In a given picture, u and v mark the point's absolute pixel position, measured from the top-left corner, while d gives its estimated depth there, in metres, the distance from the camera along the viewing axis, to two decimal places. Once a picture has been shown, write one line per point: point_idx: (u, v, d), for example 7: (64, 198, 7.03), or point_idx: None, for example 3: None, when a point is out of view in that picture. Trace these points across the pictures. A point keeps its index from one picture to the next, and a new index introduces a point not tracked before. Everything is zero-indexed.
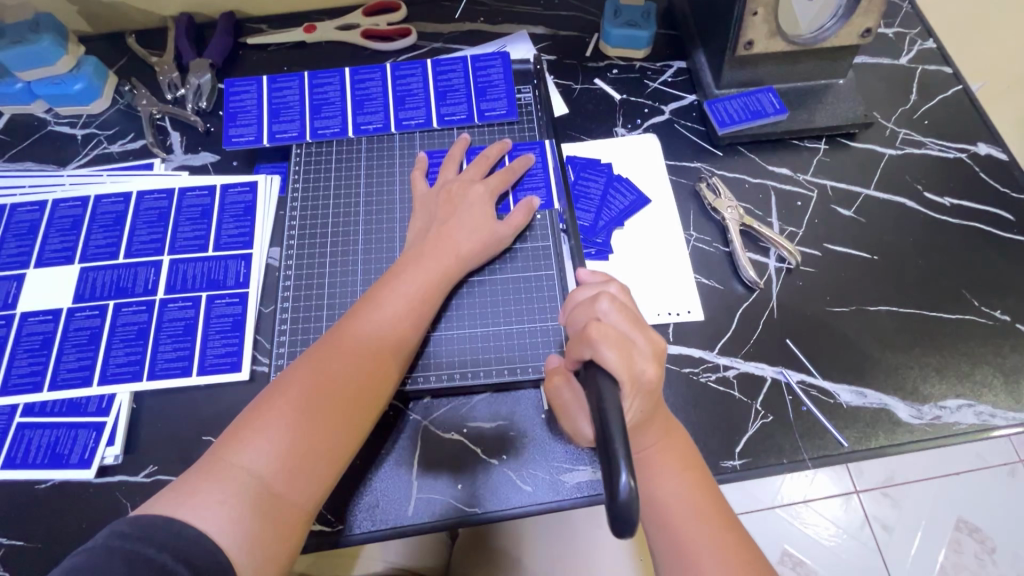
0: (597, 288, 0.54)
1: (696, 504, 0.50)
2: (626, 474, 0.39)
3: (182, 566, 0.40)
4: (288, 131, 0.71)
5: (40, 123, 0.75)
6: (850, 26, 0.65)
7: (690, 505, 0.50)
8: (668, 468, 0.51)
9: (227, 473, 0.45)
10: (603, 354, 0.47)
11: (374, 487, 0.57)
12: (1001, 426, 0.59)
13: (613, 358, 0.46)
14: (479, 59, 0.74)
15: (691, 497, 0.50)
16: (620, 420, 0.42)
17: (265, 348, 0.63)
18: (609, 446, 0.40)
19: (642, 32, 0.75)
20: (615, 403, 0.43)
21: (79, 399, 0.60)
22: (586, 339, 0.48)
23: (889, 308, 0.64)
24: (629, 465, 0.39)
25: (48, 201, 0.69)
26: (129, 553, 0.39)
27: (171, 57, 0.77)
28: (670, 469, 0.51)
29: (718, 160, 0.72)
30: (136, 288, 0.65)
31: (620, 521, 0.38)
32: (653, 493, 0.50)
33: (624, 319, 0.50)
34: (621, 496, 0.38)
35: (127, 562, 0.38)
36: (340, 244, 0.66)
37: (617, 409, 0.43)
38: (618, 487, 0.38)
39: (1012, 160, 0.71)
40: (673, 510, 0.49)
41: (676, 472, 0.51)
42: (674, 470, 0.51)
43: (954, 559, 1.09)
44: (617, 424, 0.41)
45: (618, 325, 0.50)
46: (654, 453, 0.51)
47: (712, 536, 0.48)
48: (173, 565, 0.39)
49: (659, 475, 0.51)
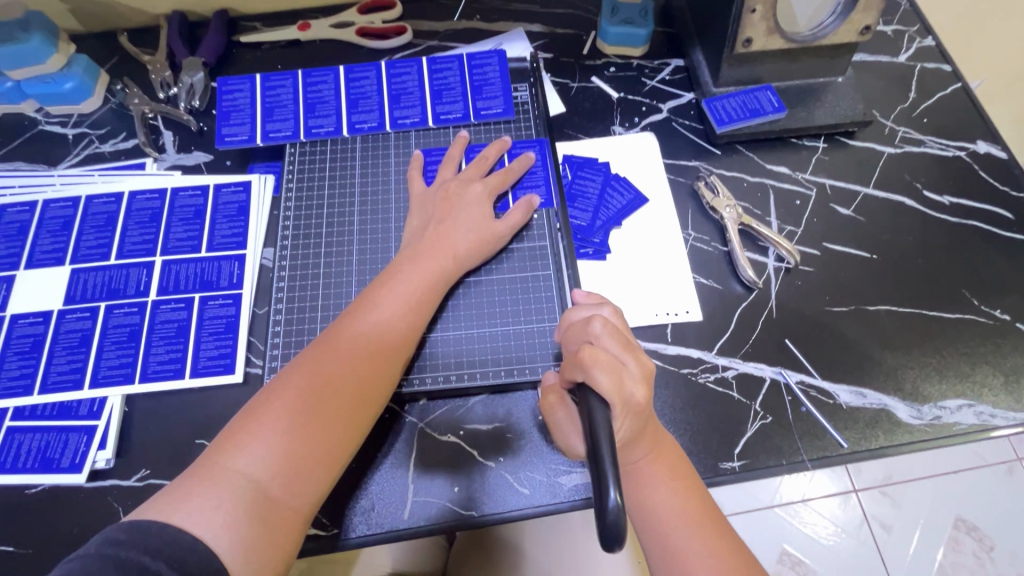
0: (592, 310, 0.54)
1: (688, 510, 0.49)
2: (614, 490, 0.39)
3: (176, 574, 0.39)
4: (282, 130, 0.70)
5: (31, 122, 0.74)
6: (850, 23, 0.64)
7: (682, 511, 0.49)
8: (659, 476, 0.50)
9: (222, 477, 0.44)
10: (595, 376, 0.46)
11: (370, 490, 0.56)
12: (1002, 426, 0.58)
13: (605, 380, 0.46)
14: (475, 57, 0.73)
15: (682, 504, 0.50)
16: (610, 437, 0.42)
17: (258, 349, 0.63)
18: (597, 466, 0.40)
19: (639, 30, 0.75)
20: (606, 421, 0.43)
21: (70, 403, 0.59)
22: (578, 363, 0.47)
23: (888, 307, 0.64)
24: (617, 480, 0.39)
25: (38, 201, 0.68)
26: (121, 560, 0.38)
27: (163, 56, 0.76)
28: (660, 477, 0.50)
29: (716, 159, 0.72)
30: (128, 289, 0.64)
31: (609, 539, 0.37)
32: (644, 502, 0.50)
33: (615, 342, 0.50)
34: (609, 510, 0.38)
35: (119, 569, 0.37)
36: (335, 244, 0.65)
37: (608, 431, 0.42)
38: (606, 501, 0.38)
39: (1011, 158, 0.71)
40: (666, 519, 0.49)
41: (666, 480, 0.50)
42: (664, 478, 0.50)
43: (952, 558, 1.09)
44: (607, 442, 0.41)
45: (610, 348, 0.50)
46: (645, 462, 0.51)
47: (705, 543, 0.48)
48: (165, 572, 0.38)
49: (649, 483, 0.50)
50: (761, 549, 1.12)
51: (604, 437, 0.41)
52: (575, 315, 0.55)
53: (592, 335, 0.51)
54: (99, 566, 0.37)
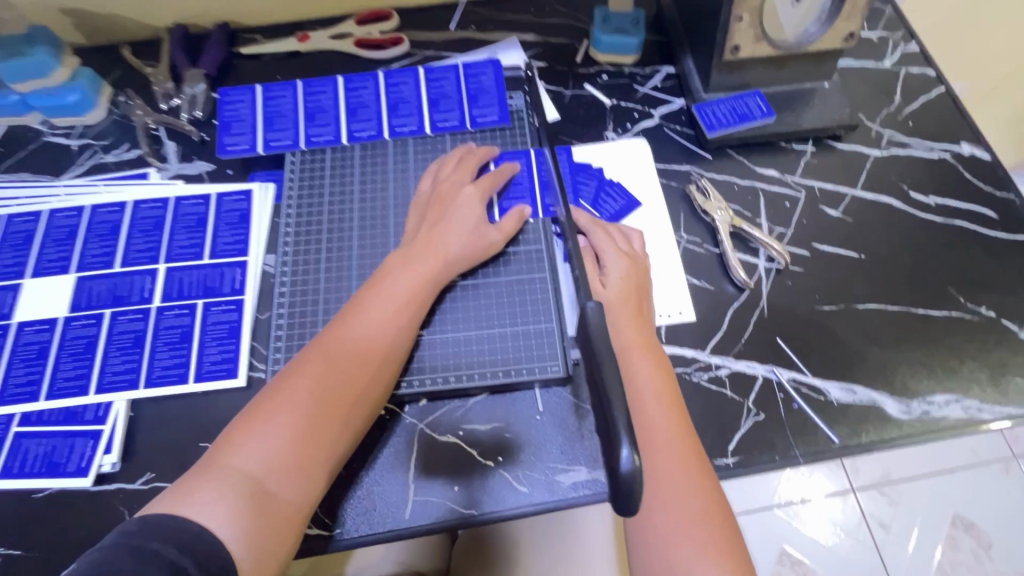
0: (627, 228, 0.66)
1: (660, 388, 0.53)
2: (627, 447, 0.36)
3: (187, 558, 0.40)
4: (282, 139, 0.71)
5: (36, 133, 0.75)
6: (834, 30, 0.66)
7: (657, 395, 0.53)
8: (653, 405, 0.52)
9: (222, 473, 0.46)
10: (609, 262, 0.61)
11: (370, 490, 0.57)
12: (989, 420, 0.60)
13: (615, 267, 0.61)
14: (471, 66, 0.75)
15: (658, 382, 0.54)
16: (620, 389, 0.38)
17: (261, 354, 0.64)
18: (609, 420, 0.37)
19: (630, 38, 0.76)
20: (616, 378, 0.39)
21: (76, 408, 0.60)
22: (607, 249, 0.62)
23: (877, 306, 0.65)
24: (630, 436, 0.36)
25: (43, 211, 0.69)
26: (135, 548, 0.39)
27: (166, 68, 0.78)
28: (646, 359, 0.55)
29: (707, 163, 0.73)
30: (132, 296, 0.65)
31: (623, 498, 0.35)
32: (640, 424, 0.51)
33: (633, 250, 0.63)
34: (622, 469, 0.35)
35: (134, 553, 0.39)
36: (335, 251, 0.66)
37: (609, 353, 0.41)
38: (618, 461, 0.35)
39: (994, 159, 0.73)
40: (645, 389, 0.53)
41: (649, 361, 0.55)
42: (649, 362, 0.55)
43: (951, 556, 1.10)
44: (618, 399, 0.38)
45: (619, 290, 0.59)
46: (647, 386, 0.53)
47: (671, 419, 0.52)
48: (177, 557, 0.40)
49: (634, 360, 0.55)
50: (761, 551, 1.13)
51: (613, 395, 0.38)
52: (598, 238, 0.63)
53: (614, 267, 0.61)
54: (113, 551, 0.39)
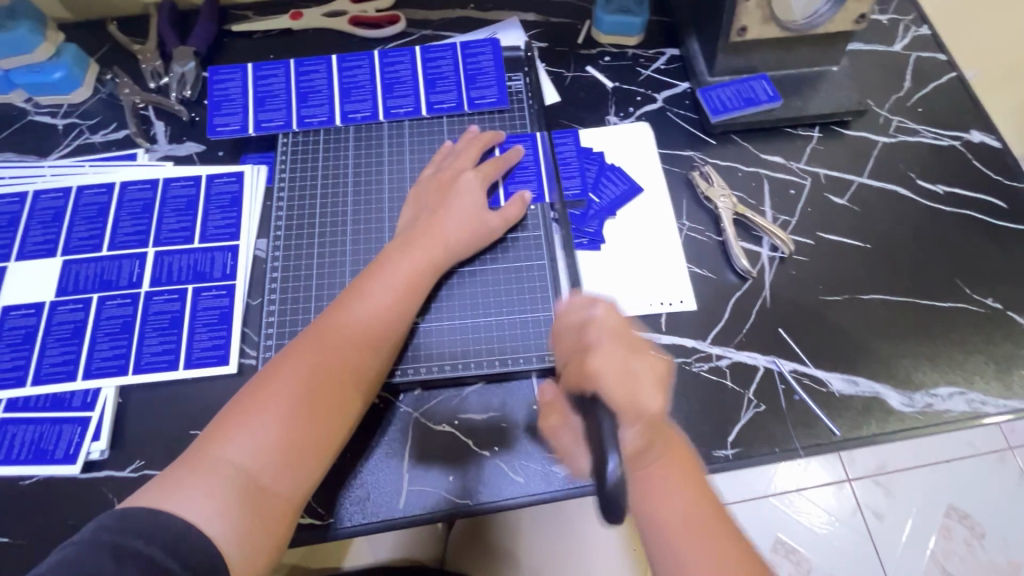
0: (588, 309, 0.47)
1: (689, 511, 0.46)
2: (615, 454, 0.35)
3: (171, 558, 0.38)
4: (274, 120, 0.69)
5: (20, 112, 0.73)
6: (844, 12, 0.64)
7: (691, 524, 0.46)
8: (655, 470, 0.47)
9: (211, 467, 0.44)
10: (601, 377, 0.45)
11: (363, 479, 0.56)
12: (992, 414, 0.59)
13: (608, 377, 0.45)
14: (469, 45, 0.73)
15: (685, 506, 0.46)
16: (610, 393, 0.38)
17: (253, 340, 0.62)
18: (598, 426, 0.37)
19: (633, 18, 0.74)
20: None
21: (63, 395, 0.59)
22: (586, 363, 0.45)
23: (881, 297, 0.64)
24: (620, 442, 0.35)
25: (28, 192, 0.67)
26: (116, 545, 0.37)
27: (154, 45, 0.75)
28: (669, 483, 0.47)
29: (712, 148, 0.71)
30: (120, 280, 0.63)
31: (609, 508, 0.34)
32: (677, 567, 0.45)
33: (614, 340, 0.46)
34: (609, 478, 0.34)
35: (116, 554, 0.37)
36: (329, 236, 0.65)
37: None
38: (604, 468, 0.34)
39: (1005, 147, 0.71)
40: (673, 523, 0.46)
41: (673, 484, 0.47)
42: (673, 485, 0.47)
43: (943, 545, 1.10)
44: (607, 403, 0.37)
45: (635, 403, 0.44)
46: (676, 520, 0.46)
47: (709, 548, 0.45)
48: (162, 559, 0.38)
49: (655, 491, 0.46)
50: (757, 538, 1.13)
51: None
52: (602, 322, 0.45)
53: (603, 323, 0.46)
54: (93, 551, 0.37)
